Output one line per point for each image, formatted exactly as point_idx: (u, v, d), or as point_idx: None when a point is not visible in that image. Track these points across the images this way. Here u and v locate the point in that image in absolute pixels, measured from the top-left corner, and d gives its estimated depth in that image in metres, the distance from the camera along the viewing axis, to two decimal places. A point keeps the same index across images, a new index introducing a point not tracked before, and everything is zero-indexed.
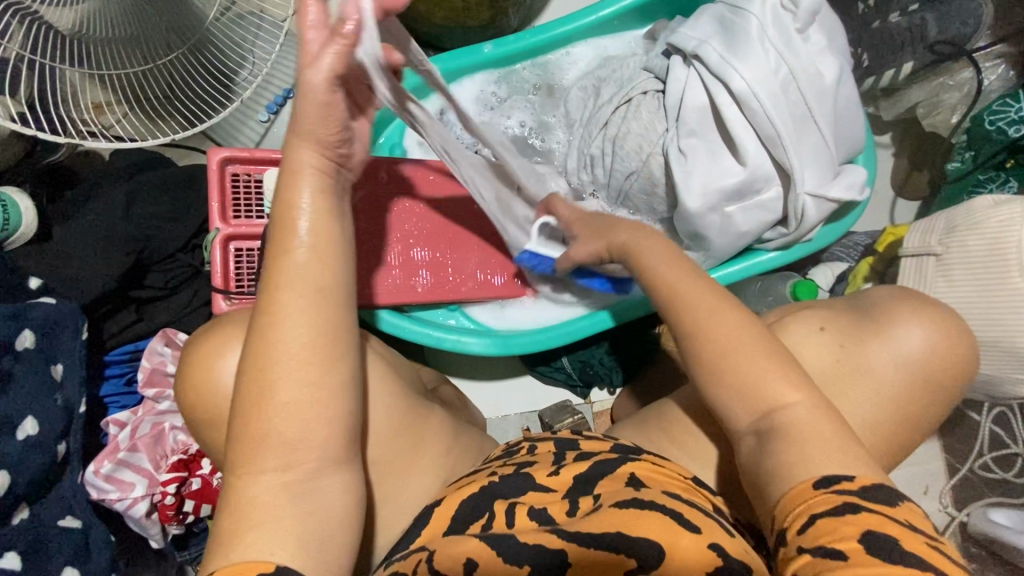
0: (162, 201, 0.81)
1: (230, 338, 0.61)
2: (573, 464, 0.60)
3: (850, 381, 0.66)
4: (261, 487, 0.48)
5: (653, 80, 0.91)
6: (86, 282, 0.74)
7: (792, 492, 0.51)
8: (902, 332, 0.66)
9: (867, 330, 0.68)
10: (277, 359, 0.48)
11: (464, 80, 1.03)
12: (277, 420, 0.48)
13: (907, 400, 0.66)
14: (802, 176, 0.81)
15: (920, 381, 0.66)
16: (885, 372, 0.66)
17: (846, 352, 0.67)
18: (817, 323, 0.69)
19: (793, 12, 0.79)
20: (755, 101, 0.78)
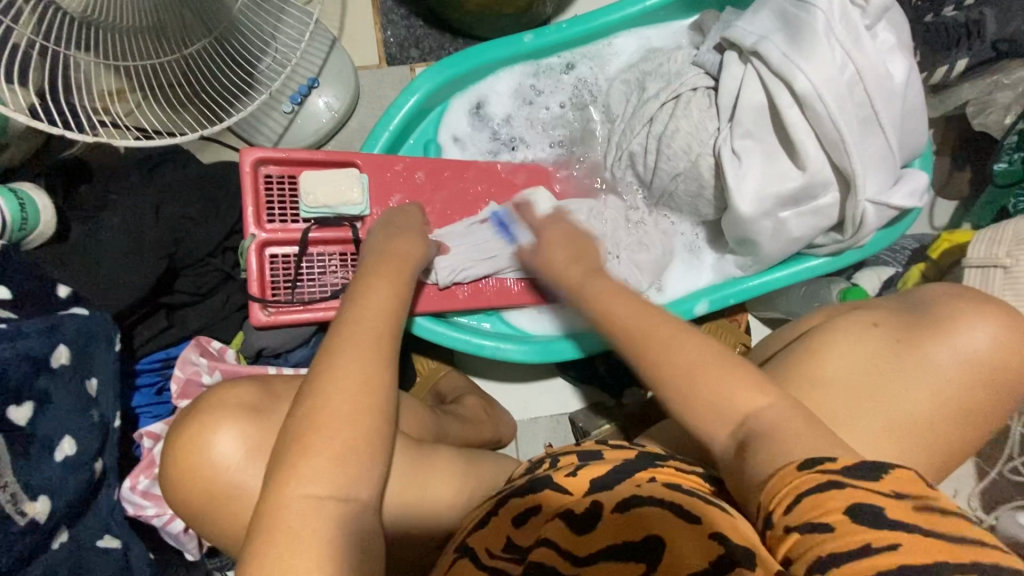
0: (193, 201, 0.76)
1: (220, 417, 0.59)
2: (590, 468, 0.59)
3: (905, 377, 0.61)
4: (292, 497, 0.47)
5: (703, 76, 0.87)
6: (116, 291, 0.70)
7: (773, 476, 0.49)
8: (965, 330, 0.60)
9: (919, 325, 0.62)
10: (327, 397, 0.51)
11: (502, 72, 0.98)
12: (315, 458, 0.48)
13: (974, 404, 0.60)
14: (865, 183, 0.77)
15: (985, 382, 0.60)
16: (946, 372, 0.60)
17: (899, 349, 0.62)
18: (868, 319, 0.65)
19: (862, 7, 0.75)
20: (820, 104, 0.74)
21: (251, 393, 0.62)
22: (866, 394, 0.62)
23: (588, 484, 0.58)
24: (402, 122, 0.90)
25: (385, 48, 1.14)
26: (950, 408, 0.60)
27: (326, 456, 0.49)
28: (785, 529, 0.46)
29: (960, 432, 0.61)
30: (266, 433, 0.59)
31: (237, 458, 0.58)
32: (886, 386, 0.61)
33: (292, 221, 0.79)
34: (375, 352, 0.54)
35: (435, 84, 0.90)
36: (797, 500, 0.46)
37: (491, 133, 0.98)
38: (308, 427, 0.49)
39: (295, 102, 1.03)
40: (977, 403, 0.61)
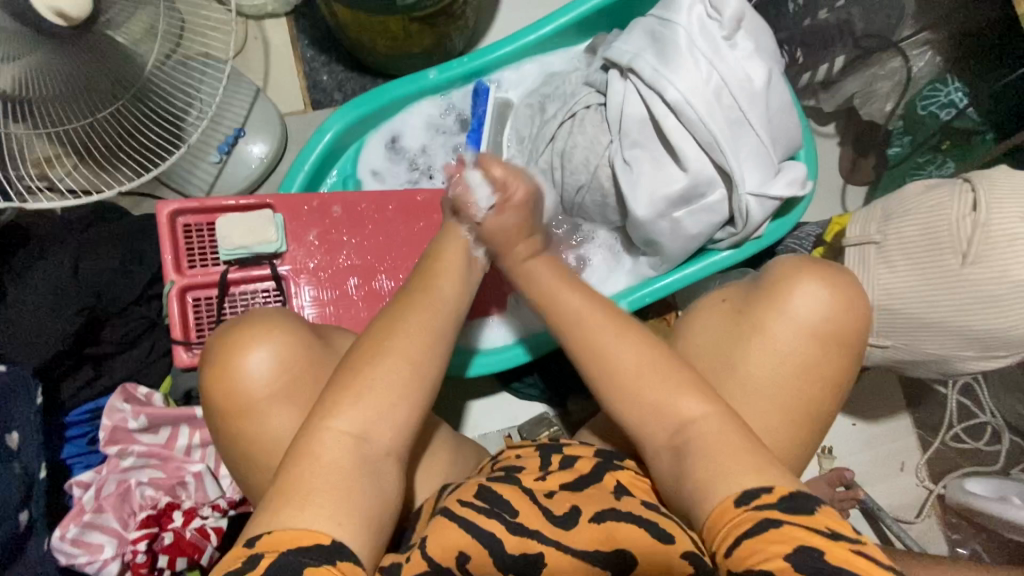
0: (113, 254, 0.80)
1: (258, 337, 0.64)
2: (562, 470, 0.63)
3: (748, 343, 0.67)
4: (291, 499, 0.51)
5: (595, 93, 0.93)
6: (37, 346, 0.73)
7: (714, 514, 0.53)
8: (794, 293, 0.66)
9: (755, 296, 0.69)
10: (383, 351, 0.58)
11: (412, 107, 1.04)
12: (359, 406, 0.55)
13: (815, 360, 0.66)
14: (744, 177, 0.83)
15: (819, 339, 0.66)
16: (781, 335, 0.66)
17: (740, 318, 0.68)
18: (718, 297, 0.72)
19: (719, 21, 0.82)
20: (690, 110, 0.81)
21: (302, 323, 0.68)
22: (720, 362, 0.68)
23: (562, 487, 0.60)
24: (317, 161, 0.95)
25: (310, 94, 1.20)
26: (795, 368, 0.66)
27: (371, 399, 0.56)
28: (732, 573, 0.49)
29: (810, 389, 0.66)
30: (299, 359, 0.64)
31: (271, 374, 0.63)
32: (735, 354, 0.67)
33: (213, 264, 0.84)
34: (432, 315, 0.63)
35: (345, 124, 0.96)
36: (733, 545, 0.50)
37: (408, 164, 1.03)
38: (364, 363, 0.57)
39: (222, 151, 1.09)
40: (818, 361, 0.66)
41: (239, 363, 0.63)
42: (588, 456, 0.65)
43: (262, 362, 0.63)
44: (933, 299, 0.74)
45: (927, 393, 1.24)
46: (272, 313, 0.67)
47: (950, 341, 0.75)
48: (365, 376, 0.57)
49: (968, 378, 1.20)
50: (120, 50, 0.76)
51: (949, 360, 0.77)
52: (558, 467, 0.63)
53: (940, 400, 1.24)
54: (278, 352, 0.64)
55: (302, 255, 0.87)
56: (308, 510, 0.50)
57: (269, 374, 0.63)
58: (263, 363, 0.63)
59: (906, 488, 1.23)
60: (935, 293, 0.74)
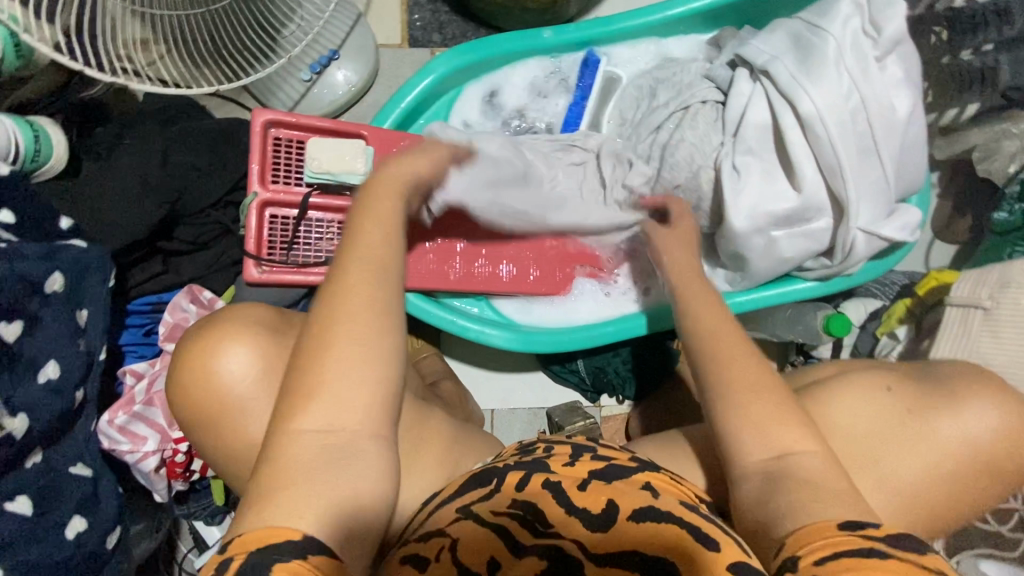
0: (200, 151, 0.78)
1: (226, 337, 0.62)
2: (590, 460, 0.59)
3: (906, 445, 0.65)
4: (302, 446, 0.47)
5: (714, 90, 0.89)
6: (119, 230, 0.71)
7: (805, 529, 0.49)
8: (970, 409, 0.64)
9: (934, 397, 0.67)
10: (325, 341, 0.49)
11: (519, 64, 0.99)
12: (324, 394, 0.48)
13: (968, 481, 0.64)
14: (858, 212, 0.79)
15: (984, 466, 0.64)
16: (948, 445, 0.64)
17: (910, 418, 0.66)
18: (883, 382, 0.69)
19: (874, 38, 0.76)
20: (821, 128, 0.76)
21: (265, 316, 0.66)
22: (881, 450, 0.65)
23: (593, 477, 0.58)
24: (415, 100, 0.92)
25: (410, 30, 1.16)
26: (941, 482, 0.64)
27: (332, 388, 0.48)
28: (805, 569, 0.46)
29: (943, 503, 0.65)
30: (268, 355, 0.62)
31: (244, 372, 0.61)
32: (887, 450, 0.65)
33: (294, 184, 0.83)
34: (383, 275, 0.52)
35: (450, 68, 0.92)
36: (829, 558, 0.46)
37: (502, 122, 0.99)
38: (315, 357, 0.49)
39: (313, 71, 1.05)
40: (970, 486, 0.65)
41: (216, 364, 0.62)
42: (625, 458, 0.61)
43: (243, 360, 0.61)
44: None
45: None
46: (253, 311, 0.66)
47: None
48: (319, 356, 0.49)
49: None
50: None
51: None
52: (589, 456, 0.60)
53: None
54: (246, 350, 0.62)
55: None
56: (290, 498, 0.45)
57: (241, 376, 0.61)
58: (233, 365, 0.61)
59: None
60: None
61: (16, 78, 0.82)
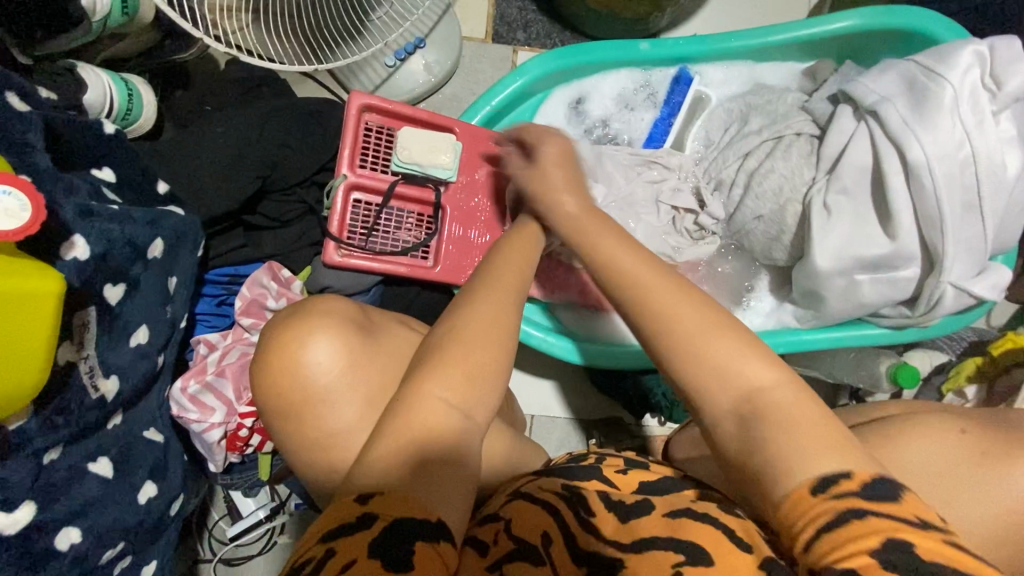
0: (294, 129, 0.77)
1: (312, 326, 0.58)
2: (638, 469, 0.57)
3: (1004, 467, 0.56)
4: (430, 409, 0.46)
5: (810, 123, 0.87)
6: (211, 200, 0.71)
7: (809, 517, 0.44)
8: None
9: (1010, 415, 0.60)
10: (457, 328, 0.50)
11: (610, 73, 0.97)
12: (450, 365, 0.48)
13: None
14: (952, 267, 0.77)
15: None
16: None
17: (986, 465, 0.55)
18: (954, 424, 0.59)
19: (992, 91, 0.74)
20: (927, 177, 0.74)
21: (352, 312, 0.62)
22: (972, 482, 0.55)
23: (639, 485, 0.56)
24: (504, 100, 0.91)
25: (494, 25, 1.14)
26: None
27: (459, 365, 0.48)
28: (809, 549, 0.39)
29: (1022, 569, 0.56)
30: (361, 352, 0.58)
31: (330, 365, 0.57)
32: (985, 472, 0.56)
33: (381, 170, 0.81)
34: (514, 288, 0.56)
35: (544, 71, 0.91)
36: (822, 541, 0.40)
37: (584, 130, 0.98)
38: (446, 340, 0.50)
39: (399, 58, 1.04)
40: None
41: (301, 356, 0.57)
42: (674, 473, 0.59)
43: (331, 355, 0.57)
44: None
45: None
46: (339, 304, 0.62)
47: None
48: (451, 332, 0.50)
49: None
50: None
51: None
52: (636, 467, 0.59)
53: None
54: (333, 341, 0.58)
55: (466, 192, 0.84)
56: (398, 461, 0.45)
57: (326, 370, 0.57)
58: (320, 356, 0.57)
59: None
60: None
61: (117, 34, 0.82)
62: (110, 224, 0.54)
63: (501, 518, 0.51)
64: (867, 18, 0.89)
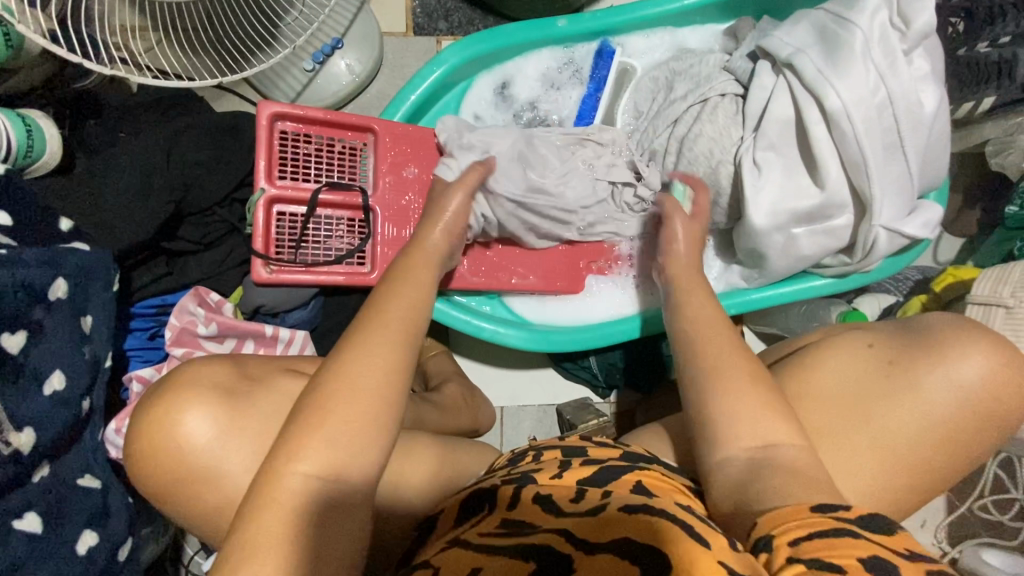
0: (205, 147, 0.74)
1: (184, 399, 0.55)
2: (578, 469, 0.58)
3: (897, 398, 0.61)
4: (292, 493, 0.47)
5: (733, 82, 0.87)
6: (122, 230, 0.68)
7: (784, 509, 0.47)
8: (959, 361, 0.60)
9: (914, 349, 0.62)
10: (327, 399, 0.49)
11: (531, 54, 0.96)
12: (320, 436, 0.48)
13: (963, 436, 0.60)
14: (881, 209, 0.78)
15: (974, 413, 0.60)
16: (936, 396, 0.60)
17: (893, 372, 0.62)
18: (865, 340, 0.65)
19: (902, 30, 0.74)
20: (846, 122, 0.74)
21: (228, 374, 0.58)
22: (836, 419, 0.62)
23: (580, 484, 0.56)
24: (425, 93, 0.89)
25: (414, 17, 1.12)
26: (932, 432, 0.60)
27: (325, 444, 0.48)
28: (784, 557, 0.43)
29: (941, 455, 0.60)
30: (240, 414, 0.55)
31: (212, 437, 0.54)
32: (877, 402, 0.61)
33: (303, 179, 0.79)
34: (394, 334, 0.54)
35: (463, 58, 0.89)
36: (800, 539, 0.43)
37: (513, 115, 0.97)
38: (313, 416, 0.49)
39: (316, 60, 1.00)
40: (965, 431, 0.60)
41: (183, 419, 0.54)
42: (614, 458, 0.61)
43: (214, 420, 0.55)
44: None
45: None
46: (213, 367, 0.58)
47: None
48: (326, 400, 0.49)
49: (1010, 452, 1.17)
50: None
51: None
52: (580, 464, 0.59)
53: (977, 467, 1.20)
54: (210, 410, 0.55)
55: (393, 191, 0.82)
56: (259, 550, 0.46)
57: (209, 441, 0.54)
58: (198, 429, 0.54)
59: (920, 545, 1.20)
60: None
61: (6, 67, 0.78)
62: None
63: (432, 565, 0.51)
64: None
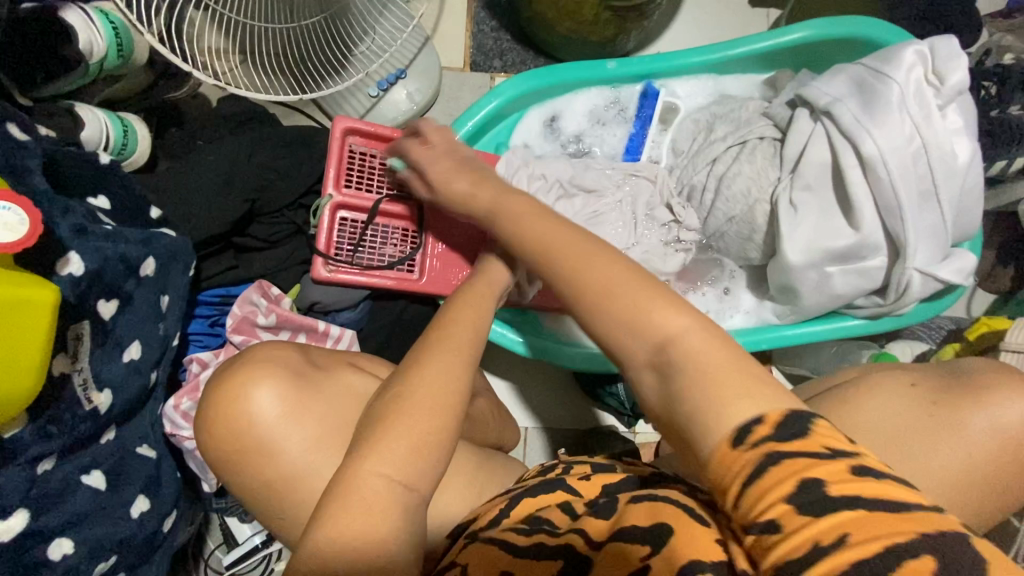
0: (281, 155, 0.82)
1: (254, 378, 0.60)
2: (600, 477, 0.61)
3: (940, 439, 0.62)
4: (370, 487, 0.49)
5: (772, 127, 0.91)
6: (200, 222, 0.75)
7: None
8: (1002, 402, 0.60)
9: (954, 392, 0.63)
10: (398, 413, 0.52)
11: (580, 93, 1.03)
12: (393, 450, 0.51)
13: (1003, 474, 0.61)
14: (915, 252, 0.80)
15: (1019, 454, 0.60)
16: (983, 441, 0.60)
17: (937, 411, 0.63)
18: (907, 379, 0.67)
19: (936, 86, 0.79)
20: (882, 169, 0.78)
21: (295, 360, 0.63)
22: (880, 452, 0.62)
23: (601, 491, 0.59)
24: (481, 120, 0.96)
25: (471, 54, 1.21)
26: (977, 471, 0.61)
27: (394, 449, 0.51)
28: None
29: (984, 493, 0.61)
30: (305, 398, 0.60)
31: (278, 415, 0.59)
32: (920, 440, 0.62)
33: (366, 190, 0.85)
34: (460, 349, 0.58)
35: (519, 91, 0.96)
36: None
37: (560, 146, 1.03)
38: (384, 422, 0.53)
39: (380, 88, 1.09)
40: (1008, 471, 0.61)
41: (246, 401, 0.59)
42: (642, 472, 0.62)
43: (275, 401, 0.59)
44: None
45: None
46: (283, 352, 0.63)
47: None
48: (396, 409, 0.53)
49: None
50: None
51: None
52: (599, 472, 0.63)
53: None
54: (280, 392, 0.60)
55: (447, 207, 0.88)
56: (344, 536, 0.48)
57: (276, 419, 0.59)
58: (266, 406, 0.59)
59: None
60: None
61: (112, 76, 0.87)
62: (103, 241, 0.57)
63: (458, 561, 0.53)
64: (819, 27, 0.95)
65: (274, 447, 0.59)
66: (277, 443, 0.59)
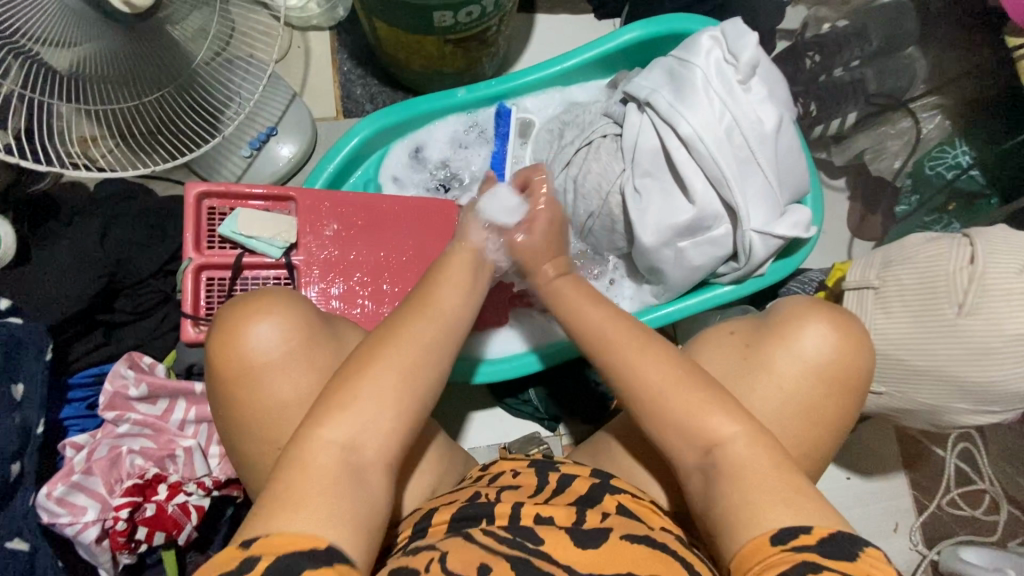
0: (138, 228, 0.83)
1: (259, 311, 0.65)
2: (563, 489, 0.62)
3: (754, 377, 0.66)
4: (322, 455, 0.54)
5: (612, 125, 0.96)
6: (57, 306, 0.76)
7: (749, 546, 0.53)
8: (801, 338, 0.66)
9: (764, 333, 0.68)
10: (363, 384, 0.58)
11: (438, 122, 1.08)
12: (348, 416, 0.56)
13: (816, 406, 0.65)
14: (748, 214, 0.86)
15: (826, 382, 0.66)
16: (790, 373, 0.66)
17: (749, 351, 0.68)
18: (726, 328, 0.71)
19: (734, 64, 0.87)
20: (701, 145, 0.85)
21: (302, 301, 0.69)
22: None
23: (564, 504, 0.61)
24: (341, 162, 1.00)
25: (343, 103, 1.26)
26: (798, 410, 0.65)
27: (360, 417, 0.56)
28: None
29: (812, 425, 0.66)
30: (302, 333, 0.65)
31: (276, 346, 0.64)
32: (742, 387, 0.67)
33: (230, 246, 0.87)
34: (428, 328, 0.64)
35: (375, 129, 1.01)
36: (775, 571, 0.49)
37: (428, 173, 1.08)
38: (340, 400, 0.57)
39: (253, 147, 1.13)
40: (822, 401, 0.66)
41: (244, 332, 0.64)
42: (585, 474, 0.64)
43: (273, 335, 0.64)
44: (929, 347, 0.77)
45: (921, 456, 1.15)
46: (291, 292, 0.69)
47: (941, 392, 0.78)
48: (356, 388, 0.57)
49: (965, 440, 1.14)
50: (173, 44, 0.73)
51: (942, 411, 0.80)
52: (556, 483, 0.63)
53: (937, 462, 1.15)
54: (280, 327, 0.65)
55: (316, 246, 0.90)
56: (301, 516, 0.50)
57: (275, 347, 0.64)
58: (264, 338, 0.64)
59: (898, 551, 1.10)
60: (931, 341, 0.77)
61: None
62: None
63: (437, 547, 0.52)
64: (641, 28, 1.03)
65: (265, 381, 0.64)
66: (268, 378, 0.64)
